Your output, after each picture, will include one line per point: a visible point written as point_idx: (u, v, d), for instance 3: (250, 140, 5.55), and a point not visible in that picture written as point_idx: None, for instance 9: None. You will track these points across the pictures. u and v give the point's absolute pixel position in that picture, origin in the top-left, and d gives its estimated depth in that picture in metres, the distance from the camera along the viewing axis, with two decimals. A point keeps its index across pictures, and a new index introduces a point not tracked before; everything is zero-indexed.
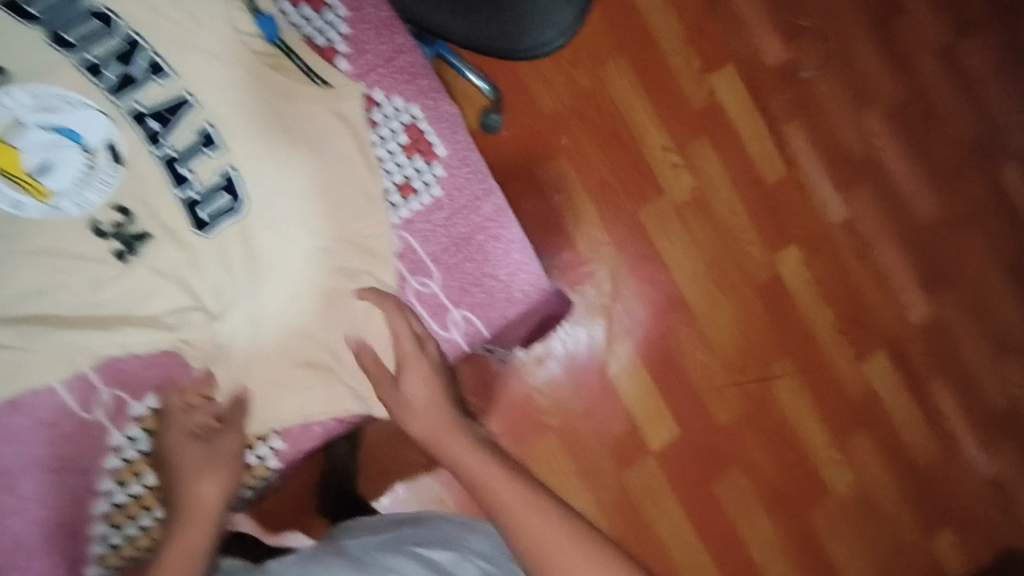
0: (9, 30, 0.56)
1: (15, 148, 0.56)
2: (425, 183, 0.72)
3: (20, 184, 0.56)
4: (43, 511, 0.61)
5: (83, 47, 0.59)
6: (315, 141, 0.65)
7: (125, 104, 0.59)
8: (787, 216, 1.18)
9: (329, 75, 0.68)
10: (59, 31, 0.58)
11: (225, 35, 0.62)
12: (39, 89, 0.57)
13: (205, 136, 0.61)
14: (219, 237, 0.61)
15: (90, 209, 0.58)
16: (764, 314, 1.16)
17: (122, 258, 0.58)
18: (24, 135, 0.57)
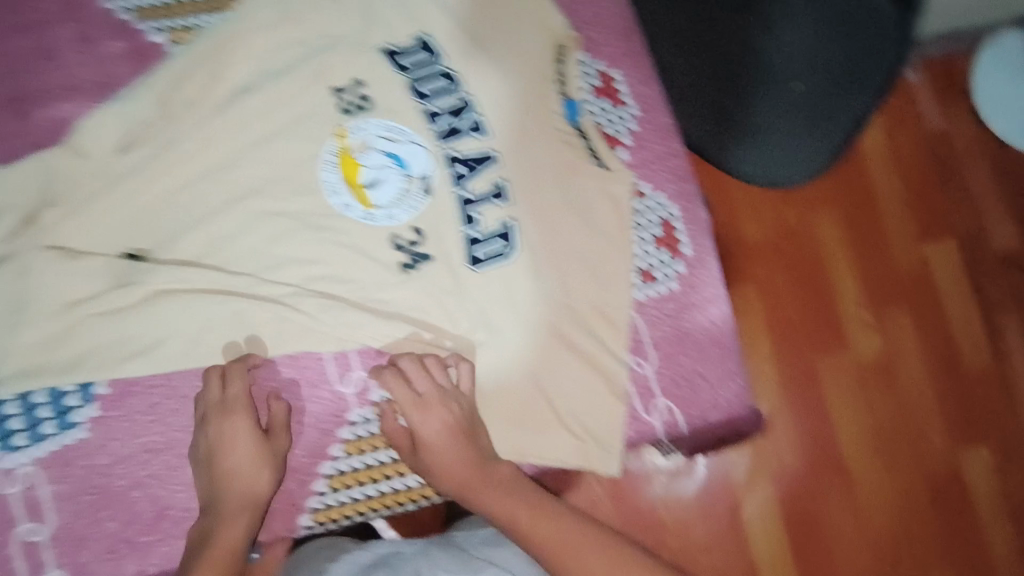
0: (387, 77, 0.72)
1: (360, 164, 0.71)
2: (665, 276, 0.73)
3: (355, 193, 0.70)
4: (286, 454, 0.67)
5: (431, 99, 0.73)
6: (584, 214, 0.72)
7: (445, 148, 0.72)
8: (982, 410, 1.01)
9: (609, 159, 0.73)
10: (418, 83, 0.73)
11: (537, 111, 0.73)
12: (390, 125, 0.72)
13: (498, 188, 0.72)
14: (484, 274, 0.70)
15: (395, 223, 0.70)
16: (933, 511, 0.98)
17: (407, 269, 0.70)
18: (369, 155, 0.71)
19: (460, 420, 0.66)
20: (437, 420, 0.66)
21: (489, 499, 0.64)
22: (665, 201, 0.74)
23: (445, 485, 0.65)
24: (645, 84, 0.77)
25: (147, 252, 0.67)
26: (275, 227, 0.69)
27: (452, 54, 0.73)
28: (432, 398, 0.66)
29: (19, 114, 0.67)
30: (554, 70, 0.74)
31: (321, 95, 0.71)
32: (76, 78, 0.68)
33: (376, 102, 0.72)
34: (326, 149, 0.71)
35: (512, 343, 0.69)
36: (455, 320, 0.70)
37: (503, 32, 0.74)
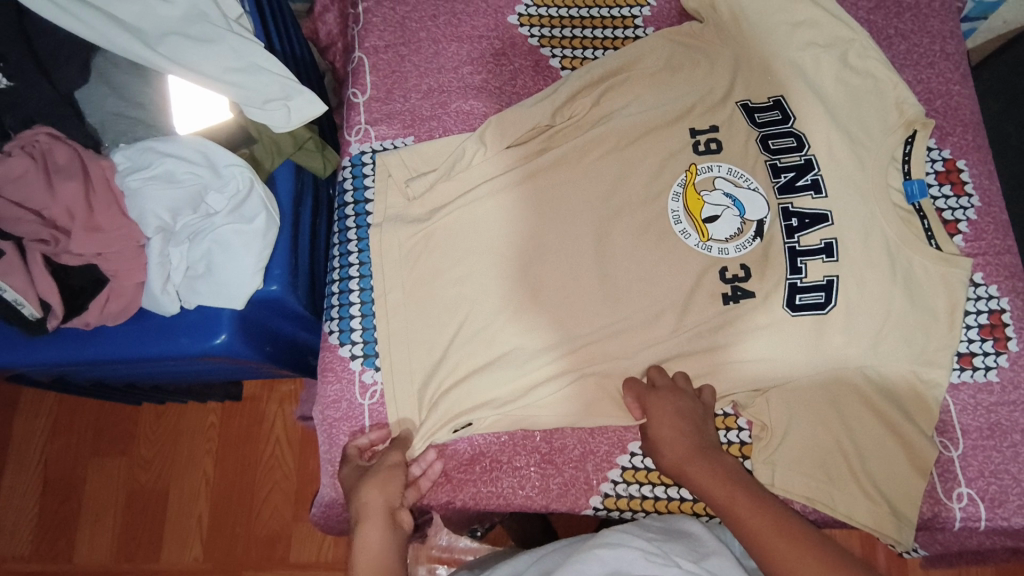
0: (742, 128, 0.80)
1: (703, 199, 0.78)
2: (986, 365, 0.72)
3: (695, 224, 0.77)
4: (587, 436, 0.75)
5: (778, 154, 0.79)
6: (912, 288, 0.74)
7: (783, 200, 0.78)
8: None
9: (944, 241, 0.76)
10: (767, 138, 0.80)
11: (878, 183, 0.77)
12: (735, 171, 0.79)
13: (827, 246, 0.75)
14: (798, 318, 0.74)
15: (724, 257, 0.76)
16: None
17: (728, 301, 0.75)
18: (712, 192, 0.78)
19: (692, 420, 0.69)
20: (666, 418, 0.68)
21: (704, 478, 0.64)
22: (996, 293, 0.74)
23: (662, 460, 0.68)
24: (989, 180, 0.79)
25: (513, 232, 0.77)
26: (618, 237, 0.77)
27: (805, 118, 0.80)
28: (680, 406, 0.69)
29: (439, 104, 0.82)
30: (901, 151, 0.79)
31: (680, 132, 0.80)
32: (486, 84, 0.83)
33: (727, 148, 0.80)
34: (676, 182, 0.79)
35: (816, 390, 0.73)
36: (764, 359, 0.74)
37: (854, 109, 0.81)
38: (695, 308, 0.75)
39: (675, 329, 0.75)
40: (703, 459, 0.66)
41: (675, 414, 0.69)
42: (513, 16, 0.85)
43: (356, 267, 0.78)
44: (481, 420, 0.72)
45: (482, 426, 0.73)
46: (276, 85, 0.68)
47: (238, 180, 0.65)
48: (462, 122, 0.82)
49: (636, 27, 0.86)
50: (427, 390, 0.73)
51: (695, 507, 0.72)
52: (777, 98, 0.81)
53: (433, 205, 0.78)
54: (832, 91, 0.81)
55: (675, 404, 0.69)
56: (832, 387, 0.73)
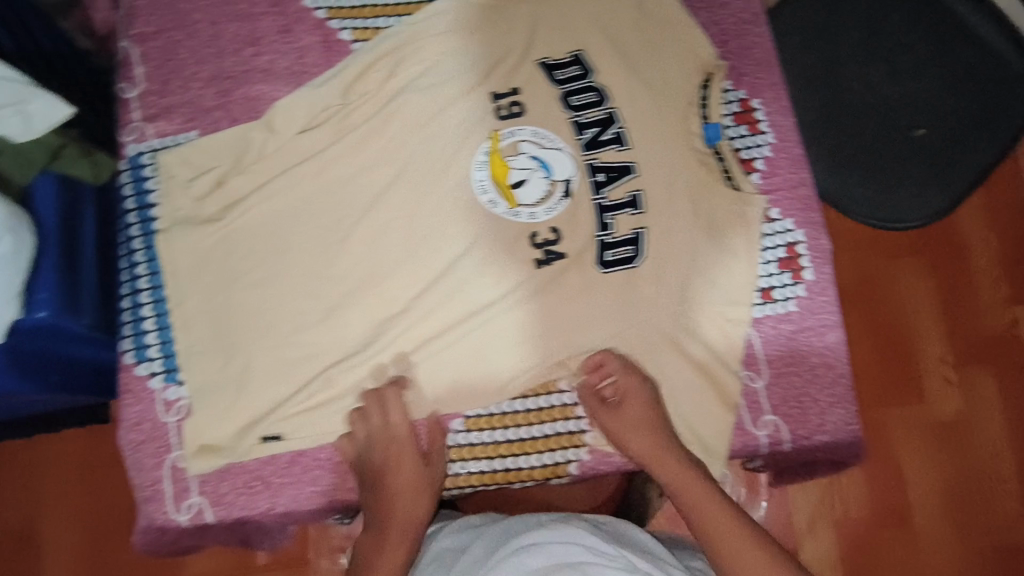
0: (542, 87, 0.78)
1: (509, 165, 0.75)
2: (784, 296, 0.76)
3: (502, 192, 0.75)
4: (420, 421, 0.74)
5: (580, 110, 0.78)
6: (714, 230, 0.76)
7: (589, 156, 0.77)
8: (1005, 368, 1.27)
9: (741, 179, 0.78)
10: (568, 94, 0.78)
11: (678, 131, 0.78)
12: (540, 132, 0.77)
13: (633, 198, 0.76)
14: (609, 275, 0.75)
15: (535, 222, 0.75)
16: (960, 471, 1.24)
17: (540, 265, 0.75)
18: (517, 158, 0.76)
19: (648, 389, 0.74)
20: (643, 421, 0.73)
21: (672, 472, 0.71)
22: (790, 226, 0.78)
23: (632, 451, 0.73)
24: (783, 116, 0.81)
25: (321, 224, 0.75)
26: (426, 216, 0.75)
27: (606, 71, 0.79)
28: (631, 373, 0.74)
29: (224, 91, 0.76)
30: (699, 95, 0.79)
31: (481, 99, 0.78)
32: (273, 65, 0.77)
33: (531, 109, 0.78)
34: (480, 150, 0.76)
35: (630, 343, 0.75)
36: (582, 319, 0.75)
37: (653, 56, 0.80)
38: (511, 277, 0.75)
39: (493, 304, 0.74)
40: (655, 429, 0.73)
41: (644, 401, 0.74)
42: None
43: (145, 278, 0.73)
44: (313, 430, 0.72)
45: (305, 424, 0.72)
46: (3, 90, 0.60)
47: None
48: (250, 108, 0.76)
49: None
50: (242, 396, 0.70)
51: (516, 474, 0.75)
52: (577, 52, 0.79)
53: (226, 203, 0.73)
54: (631, 41, 0.80)
55: (621, 379, 0.74)
56: (645, 336, 0.75)
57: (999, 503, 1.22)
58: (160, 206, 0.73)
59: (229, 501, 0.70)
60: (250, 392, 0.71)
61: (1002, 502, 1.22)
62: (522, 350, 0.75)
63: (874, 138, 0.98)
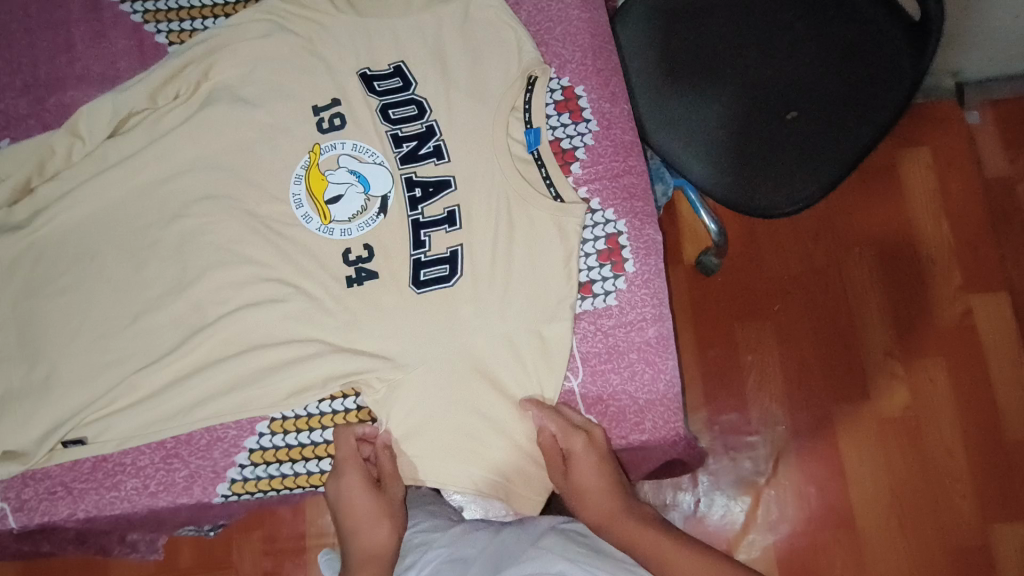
0: (360, 97, 0.77)
1: (327, 179, 0.75)
2: (603, 290, 0.73)
3: (317, 207, 0.74)
4: (232, 432, 0.72)
5: (398, 124, 0.76)
6: (534, 244, 0.73)
7: (406, 171, 0.75)
8: (949, 362, 1.17)
9: (565, 191, 0.74)
10: (388, 106, 0.77)
11: (496, 122, 0.75)
12: (360, 147, 0.76)
13: (449, 215, 0.74)
14: (423, 295, 0.72)
15: (348, 238, 0.73)
16: (910, 471, 1.13)
17: (350, 283, 0.72)
18: (335, 172, 0.75)
19: (591, 459, 0.68)
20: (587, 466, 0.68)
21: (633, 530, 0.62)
22: (611, 217, 0.75)
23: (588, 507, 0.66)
24: (610, 103, 0.77)
25: (127, 228, 0.74)
26: (235, 218, 0.74)
27: (422, 66, 0.77)
28: (580, 454, 0.68)
29: (37, 101, 0.77)
30: (522, 98, 0.76)
31: (293, 99, 0.77)
32: (87, 72, 0.78)
33: (346, 108, 0.77)
34: (300, 164, 0.75)
35: (440, 349, 0.70)
36: (393, 331, 0.71)
37: (473, 52, 0.78)
38: (321, 290, 0.72)
39: (301, 313, 0.72)
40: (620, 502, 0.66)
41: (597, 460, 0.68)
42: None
43: None
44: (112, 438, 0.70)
45: (110, 429, 0.70)
46: None
47: None
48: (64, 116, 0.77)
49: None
50: (43, 401, 0.70)
51: (323, 478, 0.73)
52: (391, 46, 0.78)
53: (37, 210, 0.74)
54: (449, 34, 0.78)
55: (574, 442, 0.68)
56: (458, 354, 0.70)
57: (949, 505, 1.12)
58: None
59: (32, 507, 0.70)
60: (49, 395, 0.70)
61: (951, 507, 1.12)
62: (330, 364, 0.71)
63: (750, 114, 0.94)
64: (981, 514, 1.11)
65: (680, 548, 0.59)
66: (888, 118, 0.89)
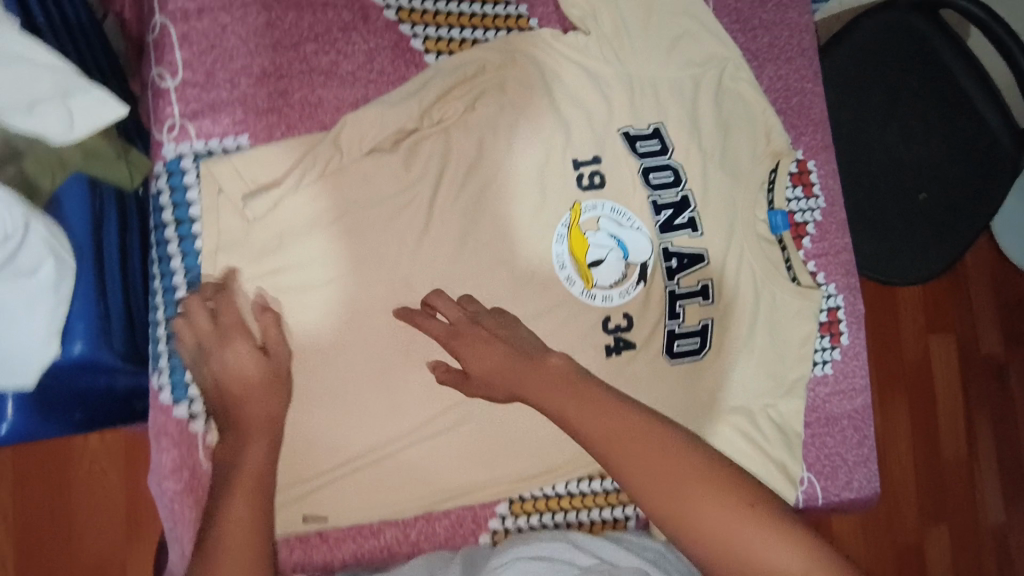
0: (623, 156, 0.76)
1: (588, 241, 0.74)
2: (821, 359, 0.81)
3: (580, 270, 0.73)
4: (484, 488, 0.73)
5: (657, 190, 0.77)
6: (773, 325, 0.79)
7: (664, 240, 0.77)
8: (930, 395, 1.37)
9: (802, 274, 0.80)
10: (648, 168, 0.77)
11: (745, 196, 0.80)
12: (618, 209, 0.76)
13: (704, 288, 0.77)
14: (677, 367, 0.76)
15: (609, 305, 0.75)
16: (889, 485, 1.34)
17: (609, 352, 0.74)
18: (596, 234, 0.74)
19: (525, 357, 0.59)
20: (477, 350, 0.61)
21: (592, 421, 0.52)
22: (834, 291, 0.82)
23: (496, 393, 0.60)
24: (834, 181, 0.84)
25: (375, 249, 0.68)
26: (491, 250, 0.71)
27: (678, 116, 0.79)
28: (501, 366, 0.59)
29: (277, 94, 0.67)
30: (767, 178, 0.81)
31: (554, 131, 0.74)
32: (335, 67, 0.69)
33: (604, 152, 0.76)
34: (561, 222, 0.73)
35: (695, 414, 0.76)
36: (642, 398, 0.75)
37: (725, 120, 0.80)
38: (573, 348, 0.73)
39: None
40: (580, 382, 0.55)
41: (493, 341, 0.61)
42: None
43: (187, 304, 0.65)
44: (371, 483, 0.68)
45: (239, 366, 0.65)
46: (44, 80, 0.50)
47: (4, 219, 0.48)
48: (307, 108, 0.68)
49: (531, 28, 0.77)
50: (293, 425, 0.66)
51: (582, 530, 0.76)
52: (650, 96, 0.78)
53: (285, 220, 0.65)
54: (703, 85, 0.80)
55: (480, 331, 0.61)
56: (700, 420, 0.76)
57: (899, 518, 1.33)
58: (199, 206, 0.65)
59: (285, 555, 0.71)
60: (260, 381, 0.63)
61: (918, 517, 1.34)
62: None
63: (894, 162, 1.04)
64: (937, 523, 1.35)
65: (634, 419, 0.52)
66: (954, 253, 1.01)
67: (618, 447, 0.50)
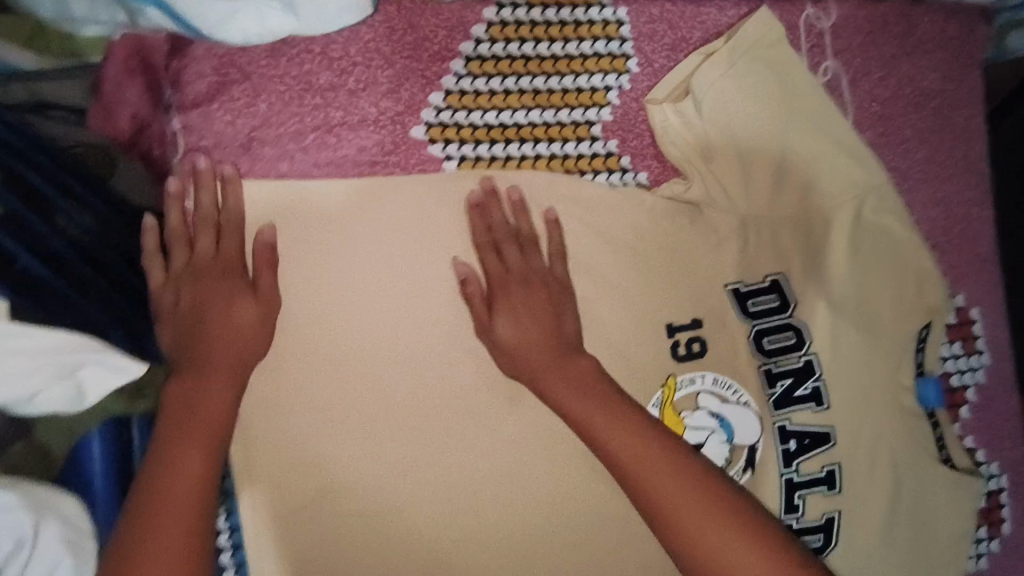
0: (731, 318, 0.64)
1: (684, 423, 0.62)
2: (980, 555, 0.67)
3: None
4: None
5: (773, 356, 0.64)
6: (919, 518, 0.65)
7: (779, 418, 0.64)
8: None
9: (957, 454, 0.66)
10: (762, 333, 0.64)
11: (887, 358, 0.65)
12: (722, 379, 0.64)
13: (830, 475, 0.64)
14: None
15: None
16: None
17: None
18: (697, 415, 0.63)
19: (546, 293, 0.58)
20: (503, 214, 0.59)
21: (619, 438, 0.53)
22: (997, 471, 0.67)
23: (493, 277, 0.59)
24: (1002, 331, 0.68)
25: (442, 451, 0.59)
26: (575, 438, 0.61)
27: (800, 263, 0.65)
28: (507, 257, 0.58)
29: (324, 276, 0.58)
30: (918, 336, 0.65)
31: (640, 295, 0.63)
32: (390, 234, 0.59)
33: (705, 313, 0.64)
34: (652, 402, 0.62)
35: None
36: None
37: (864, 264, 0.65)
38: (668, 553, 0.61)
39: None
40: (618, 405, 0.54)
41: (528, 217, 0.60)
42: (427, 111, 0.60)
43: (224, 534, 0.57)
44: None
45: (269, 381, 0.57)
46: (43, 367, 0.42)
47: (11, 530, 0.42)
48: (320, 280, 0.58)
49: (622, 169, 0.63)
50: None
51: None
52: (766, 238, 0.65)
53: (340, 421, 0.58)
54: (836, 222, 0.64)
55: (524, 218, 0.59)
56: None
57: None
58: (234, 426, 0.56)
59: None
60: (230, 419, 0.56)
61: None
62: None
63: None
64: None
65: (694, 468, 0.52)
66: None
67: (674, 510, 0.50)
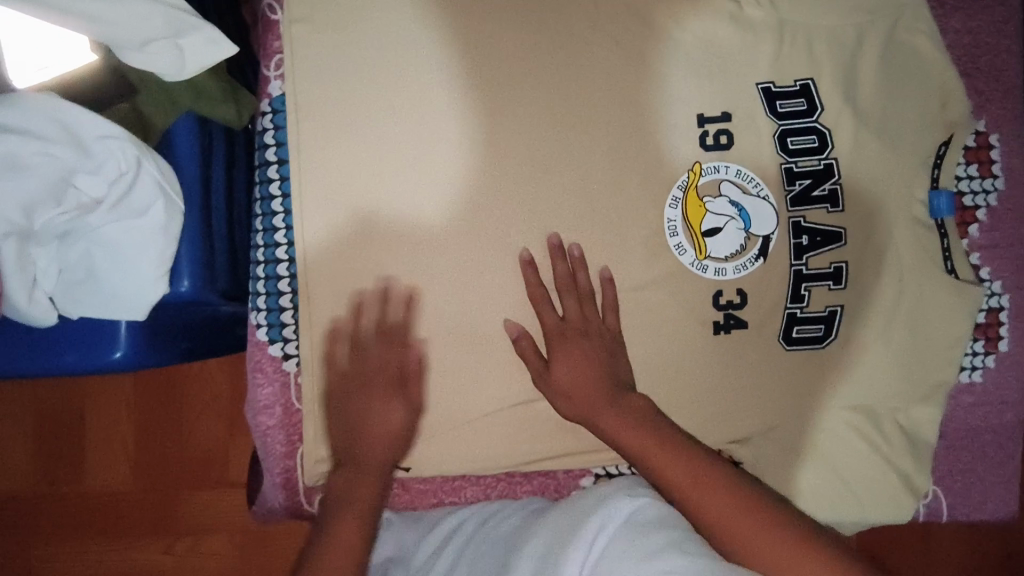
0: (760, 116, 0.67)
1: (706, 208, 0.66)
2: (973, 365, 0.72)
3: (692, 239, 0.66)
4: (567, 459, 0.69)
5: (795, 156, 0.67)
6: (917, 319, 0.69)
7: (795, 215, 0.67)
8: None
9: (962, 267, 0.70)
10: (787, 133, 0.67)
11: (904, 168, 0.68)
12: (745, 172, 0.67)
13: (837, 270, 0.68)
14: (793, 353, 0.68)
15: (721, 278, 0.67)
16: None
17: (717, 329, 0.67)
18: (716, 200, 0.66)
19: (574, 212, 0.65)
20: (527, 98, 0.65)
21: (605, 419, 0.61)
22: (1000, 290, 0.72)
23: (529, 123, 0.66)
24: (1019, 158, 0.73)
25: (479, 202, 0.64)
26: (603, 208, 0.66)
27: (834, 70, 0.68)
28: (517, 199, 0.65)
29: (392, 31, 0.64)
30: (935, 153, 0.70)
31: (677, 83, 0.67)
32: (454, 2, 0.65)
33: (737, 108, 0.67)
34: (676, 185, 0.66)
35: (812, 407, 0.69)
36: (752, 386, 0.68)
37: (891, 77, 0.69)
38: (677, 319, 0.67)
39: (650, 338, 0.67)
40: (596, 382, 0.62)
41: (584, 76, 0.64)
42: None
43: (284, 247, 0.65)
44: (463, 449, 0.67)
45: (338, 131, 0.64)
46: (157, 17, 0.53)
47: (119, 157, 0.51)
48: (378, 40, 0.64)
49: None
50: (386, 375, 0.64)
51: None
52: (802, 45, 0.68)
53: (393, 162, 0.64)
54: (869, 35, 0.69)
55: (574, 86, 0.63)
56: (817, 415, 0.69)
57: None
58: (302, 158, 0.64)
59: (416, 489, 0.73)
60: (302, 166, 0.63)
61: None
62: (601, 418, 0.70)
63: None
64: None
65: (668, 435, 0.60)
66: None
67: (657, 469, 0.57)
